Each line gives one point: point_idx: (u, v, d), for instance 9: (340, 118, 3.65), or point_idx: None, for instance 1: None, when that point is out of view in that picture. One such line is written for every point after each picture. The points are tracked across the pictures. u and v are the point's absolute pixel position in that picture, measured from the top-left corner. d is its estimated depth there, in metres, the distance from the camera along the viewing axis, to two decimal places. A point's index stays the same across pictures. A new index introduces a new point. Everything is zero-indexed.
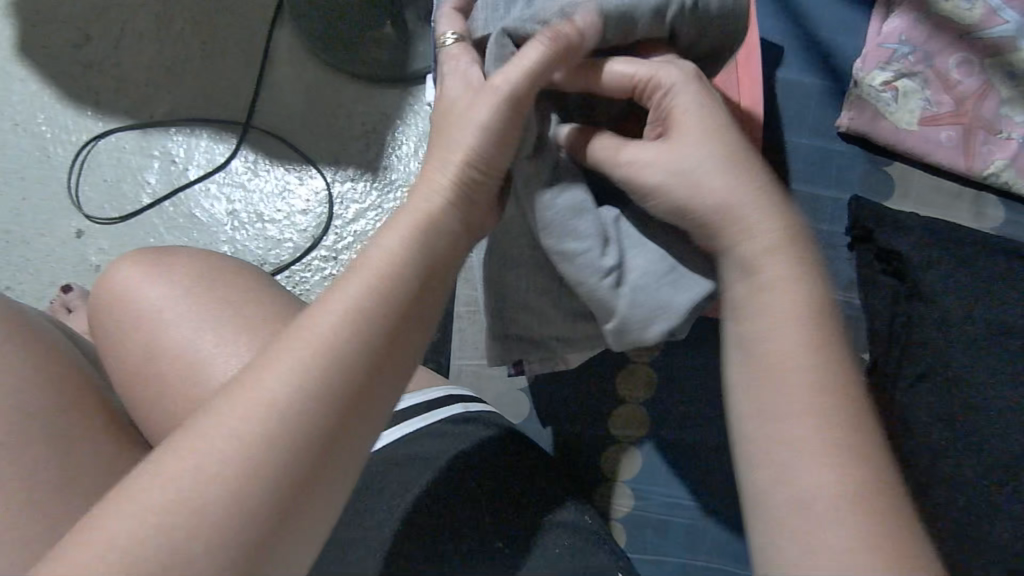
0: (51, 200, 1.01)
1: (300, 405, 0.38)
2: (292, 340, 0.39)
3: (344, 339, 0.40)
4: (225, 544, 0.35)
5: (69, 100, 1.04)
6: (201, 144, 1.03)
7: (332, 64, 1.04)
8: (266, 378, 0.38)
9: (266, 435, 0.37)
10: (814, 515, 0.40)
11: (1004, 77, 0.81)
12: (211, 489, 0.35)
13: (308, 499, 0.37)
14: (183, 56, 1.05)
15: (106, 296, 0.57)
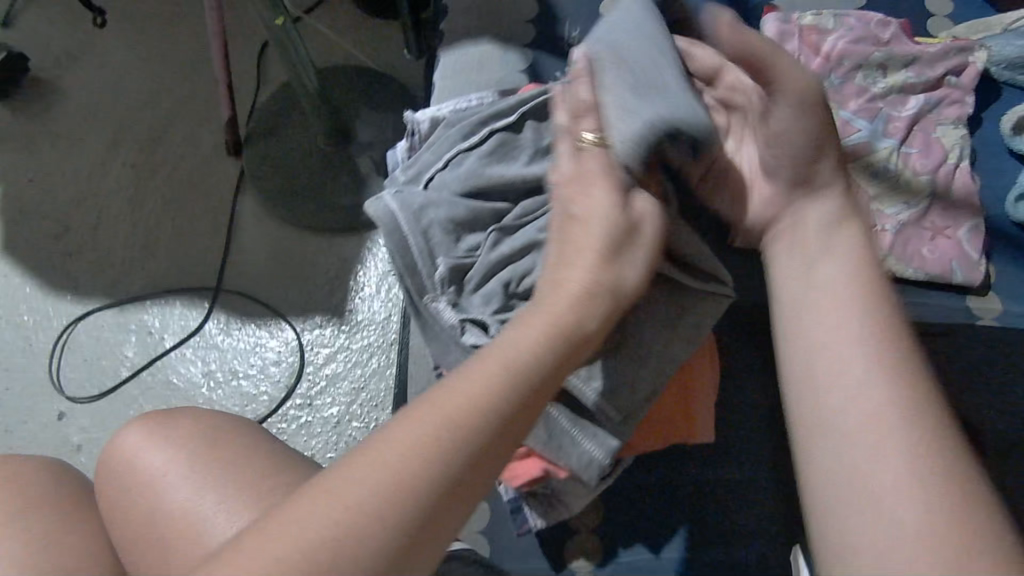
0: (34, 385, 1.04)
1: (404, 491, 0.37)
2: (423, 417, 0.40)
3: (440, 441, 0.39)
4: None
5: (49, 288, 1.10)
6: (175, 312, 1.09)
7: (292, 220, 1.13)
8: (379, 456, 0.38)
9: (357, 519, 0.36)
10: (882, 514, 0.39)
11: (868, 177, 0.63)
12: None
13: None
14: (154, 231, 1.13)
15: (109, 471, 0.64)
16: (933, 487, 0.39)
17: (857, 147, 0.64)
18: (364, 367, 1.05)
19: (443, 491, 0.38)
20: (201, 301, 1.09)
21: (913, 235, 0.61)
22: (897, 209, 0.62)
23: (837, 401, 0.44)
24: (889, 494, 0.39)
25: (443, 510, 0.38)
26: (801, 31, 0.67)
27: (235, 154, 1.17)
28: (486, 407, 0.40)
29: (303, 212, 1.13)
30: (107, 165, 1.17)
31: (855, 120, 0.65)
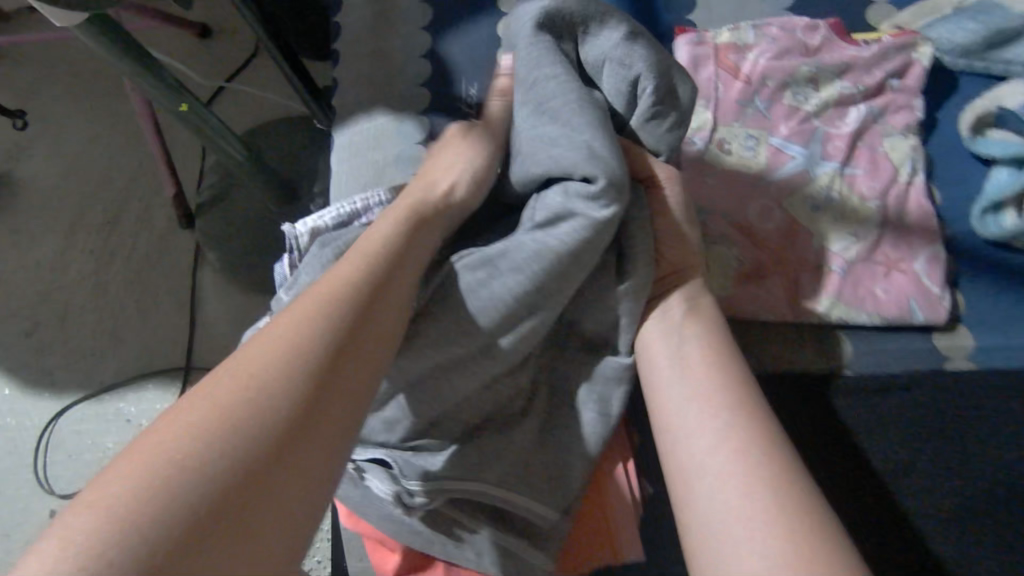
0: (23, 487, 1.05)
1: (236, 431, 0.37)
2: (255, 359, 0.40)
3: (268, 377, 0.39)
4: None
5: (27, 387, 1.10)
6: (150, 395, 1.08)
7: (254, 287, 1.13)
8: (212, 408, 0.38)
9: (179, 460, 0.35)
10: (734, 509, 0.43)
11: (806, 211, 0.56)
12: (99, 535, 0.32)
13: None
14: (120, 315, 1.13)
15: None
16: (769, 486, 0.43)
17: (791, 178, 0.57)
18: None
19: (284, 419, 0.38)
20: (174, 381, 1.08)
21: (863, 274, 0.54)
22: (845, 245, 0.55)
23: (693, 413, 0.48)
24: (737, 498, 0.43)
25: (290, 445, 0.38)
26: (717, 50, 0.59)
27: (188, 225, 1.16)
28: (308, 343, 0.42)
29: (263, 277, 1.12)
30: (68, 254, 1.17)
31: (788, 146, 0.58)
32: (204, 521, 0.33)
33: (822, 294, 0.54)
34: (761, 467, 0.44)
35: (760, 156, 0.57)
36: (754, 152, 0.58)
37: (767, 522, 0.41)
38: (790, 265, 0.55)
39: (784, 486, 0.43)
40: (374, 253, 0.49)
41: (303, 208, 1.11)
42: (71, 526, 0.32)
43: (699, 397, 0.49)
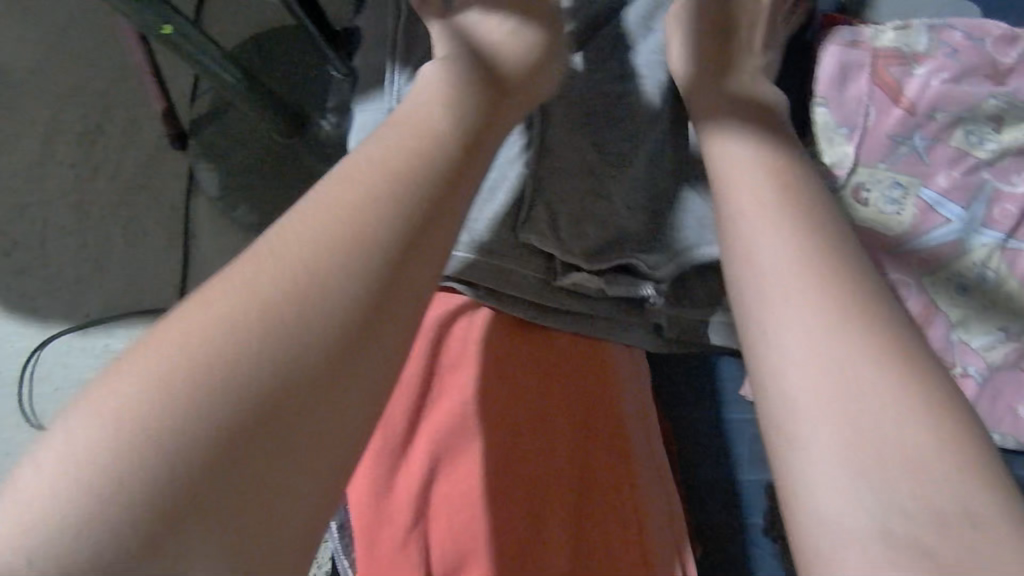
0: (9, 420, 0.99)
1: (303, 303, 0.41)
2: (304, 238, 0.43)
3: (325, 273, 0.42)
4: (155, 447, 0.35)
5: (8, 310, 1.02)
6: (140, 335, 1.00)
7: (253, 226, 0.99)
8: (265, 280, 0.41)
9: (222, 350, 0.39)
10: (868, 404, 0.41)
11: (954, 294, 0.65)
12: (171, 390, 0.37)
13: (244, 458, 0.37)
14: (106, 242, 1.02)
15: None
16: (879, 370, 0.42)
17: (951, 246, 0.65)
18: None
19: (326, 327, 0.41)
20: None
21: (1003, 384, 0.64)
22: (987, 341, 0.65)
23: (792, 319, 0.44)
24: (857, 393, 0.41)
25: (316, 387, 0.40)
26: (875, 59, 0.67)
27: (179, 147, 1.01)
28: (324, 282, 0.42)
29: (268, 217, 0.99)
30: (44, 166, 1.04)
31: (946, 208, 0.66)
32: (242, 411, 0.37)
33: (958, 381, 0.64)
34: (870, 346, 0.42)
35: (910, 218, 0.66)
36: (899, 212, 0.66)
37: (900, 405, 0.41)
38: (936, 346, 0.64)
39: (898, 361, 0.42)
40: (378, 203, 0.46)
41: (315, 131, 0.97)
42: (85, 435, 0.35)
43: (786, 299, 0.45)
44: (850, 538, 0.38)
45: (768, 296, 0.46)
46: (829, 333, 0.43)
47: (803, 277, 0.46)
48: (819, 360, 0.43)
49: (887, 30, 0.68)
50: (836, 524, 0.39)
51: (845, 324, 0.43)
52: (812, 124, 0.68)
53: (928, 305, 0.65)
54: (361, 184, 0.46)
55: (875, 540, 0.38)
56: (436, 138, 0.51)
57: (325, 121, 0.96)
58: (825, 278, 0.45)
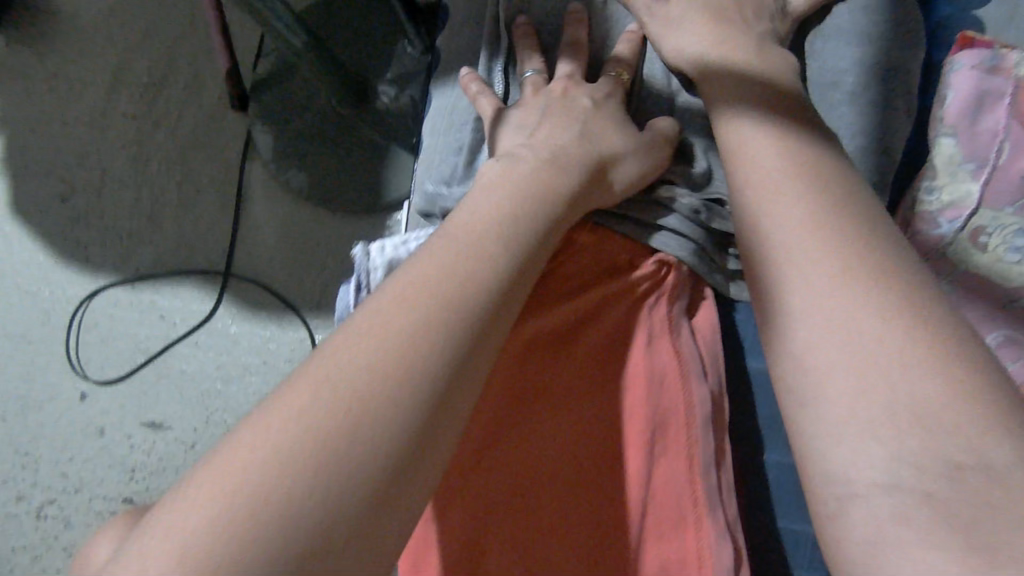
0: (56, 362, 1.02)
1: (431, 328, 0.36)
2: (429, 260, 0.38)
3: (453, 292, 0.37)
4: (295, 506, 0.29)
5: (63, 258, 1.03)
6: (187, 295, 1.00)
7: (306, 198, 0.98)
8: (392, 305, 0.36)
9: (363, 392, 0.33)
10: (909, 382, 0.30)
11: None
12: (294, 439, 0.31)
13: (389, 493, 0.32)
14: (161, 201, 1.02)
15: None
16: (929, 353, 0.30)
17: None
18: None
19: (461, 345, 0.36)
20: (213, 284, 1.00)
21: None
22: None
23: (817, 291, 0.34)
24: (902, 378, 0.30)
25: (410, 459, 0.33)
26: (1019, 88, 0.53)
27: (241, 110, 1.01)
28: (434, 332, 0.35)
29: (321, 189, 0.98)
30: (108, 117, 1.04)
31: None
32: (371, 447, 0.32)
33: None
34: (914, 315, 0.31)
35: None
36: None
37: (944, 395, 0.29)
38: None
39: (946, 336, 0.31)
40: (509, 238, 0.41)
41: (373, 106, 0.95)
42: (189, 518, 0.29)
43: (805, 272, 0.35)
44: (865, 476, 0.29)
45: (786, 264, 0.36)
46: (865, 300, 0.32)
47: (829, 243, 0.35)
48: (846, 309, 0.33)
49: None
50: (839, 459, 0.30)
51: (883, 293, 0.32)
52: (931, 157, 0.54)
53: None
54: (486, 221, 0.41)
55: (893, 472, 0.29)
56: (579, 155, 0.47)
57: (384, 92, 0.94)
58: (851, 237, 0.35)
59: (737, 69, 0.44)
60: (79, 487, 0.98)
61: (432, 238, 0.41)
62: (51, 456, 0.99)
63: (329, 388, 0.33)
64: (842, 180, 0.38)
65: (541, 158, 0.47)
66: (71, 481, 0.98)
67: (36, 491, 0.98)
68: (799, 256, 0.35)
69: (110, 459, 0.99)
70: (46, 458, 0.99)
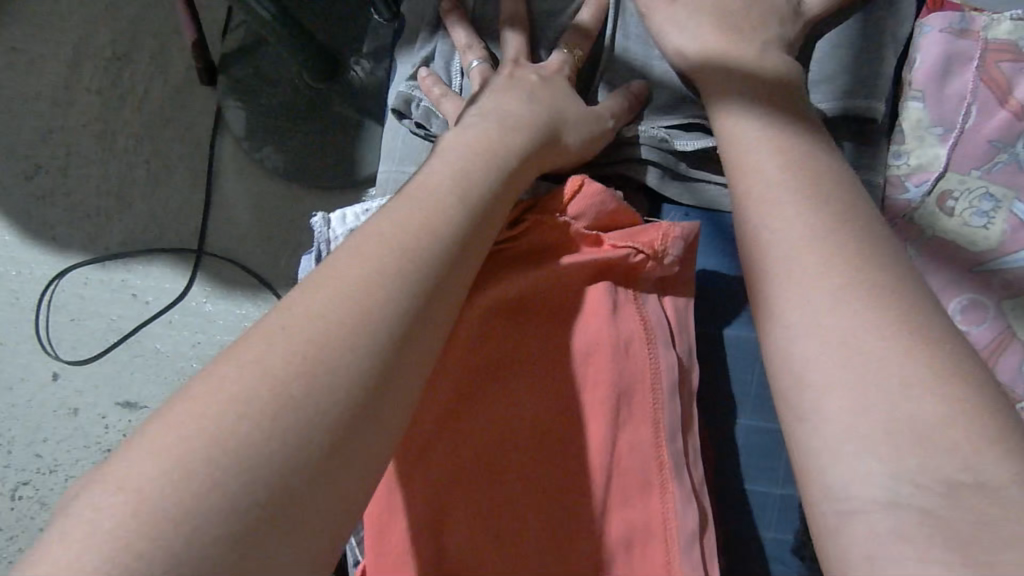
0: (25, 343, 1.00)
1: (344, 333, 0.35)
2: (348, 261, 0.38)
3: (368, 294, 0.37)
4: (197, 518, 0.29)
5: (29, 237, 1.01)
6: (158, 274, 0.99)
7: (280, 175, 0.96)
8: (310, 305, 0.36)
9: (271, 396, 0.32)
10: (916, 400, 0.31)
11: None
12: (198, 448, 0.31)
13: (287, 513, 0.31)
14: (129, 177, 0.99)
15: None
16: (939, 369, 0.32)
17: None
18: None
19: (375, 347, 0.36)
20: (185, 262, 0.98)
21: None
22: None
23: (825, 304, 0.35)
24: (910, 396, 0.32)
25: (314, 471, 0.32)
26: (984, 53, 0.54)
27: (210, 83, 0.97)
28: (350, 333, 0.35)
29: (294, 165, 0.96)
30: (71, 89, 1.01)
31: None
32: (275, 455, 0.31)
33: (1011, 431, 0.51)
34: (920, 329, 0.33)
35: (997, 231, 0.51)
36: (988, 227, 0.52)
37: (948, 412, 0.31)
38: None
39: (953, 358, 0.33)
40: (435, 232, 0.41)
41: (346, 85, 0.93)
42: (112, 502, 0.29)
43: (813, 279, 0.36)
44: (865, 480, 0.31)
45: (798, 277, 0.37)
46: (873, 316, 0.34)
47: (840, 263, 0.36)
48: (851, 327, 0.34)
49: (1001, 20, 0.54)
50: (845, 473, 0.32)
51: (885, 310, 0.34)
52: (900, 123, 0.55)
53: (1001, 334, 0.50)
54: (415, 208, 0.42)
55: (895, 489, 0.31)
56: (504, 143, 0.48)
57: (358, 66, 0.92)
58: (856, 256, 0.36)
59: (713, 61, 0.49)
60: (55, 468, 0.98)
61: (355, 235, 0.40)
62: (24, 437, 0.98)
63: (236, 395, 0.32)
64: (850, 195, 0.40)
65: (473, 137, 0.48)
66: (46, 461, 0.98)
67: (10, 473, 0.98)
68: (798, 260, 0.37)
69: (85, 440, 0.98)
70: (20, 438, 0.99)
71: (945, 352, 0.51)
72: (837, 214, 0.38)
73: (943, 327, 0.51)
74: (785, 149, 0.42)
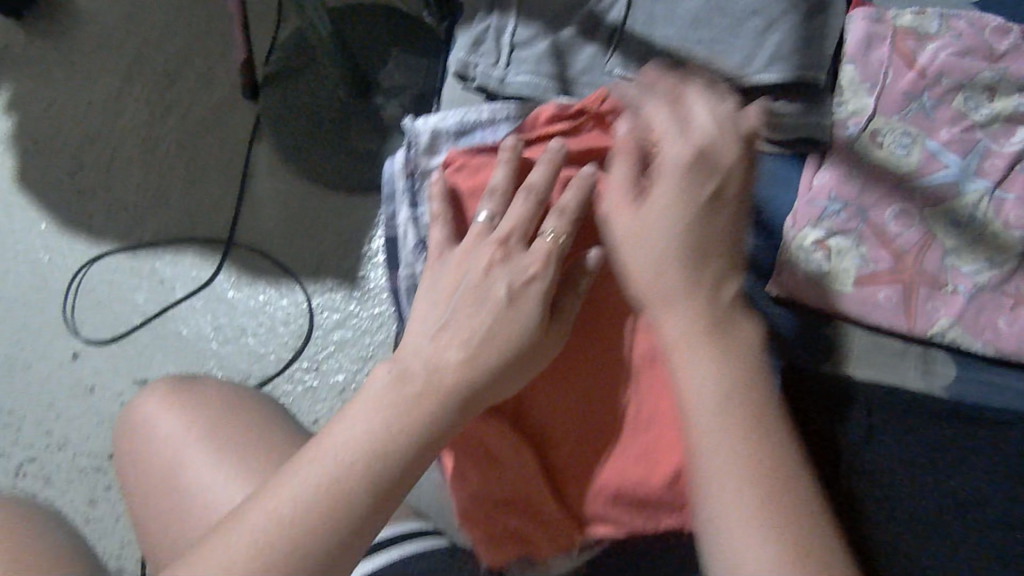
0: (49, 324, 1.05)
1: (452, 369, 0.51)
2: (463, 310, 0.54)
3: (475, 342, 0.52)
4: (333, 504, 0.46)
5: (65, 226, 1.08)
6: (186, 263, 1.06)
7: (311, 177, 1.08)
8: (441, 339, 0.52)
9: (391, 417, 0.49)
10: (732, 482, 0.45)
11: (945, 224, 0.67)
12: (348, 450, 0.48)
13: (390, 495, 0.48)
14: (167, 176, 1.09)
15: (144, 465, 0.72)
16: (750, 453, 0.46)
17: (945, 189, 0.67)
18: (372, 337, 1.03)
19: (464, 392, 0.51)
20: (213, 251, 1.06)
21: (988, 303, 0.65)
22: (975, 269, 0.65)
23: (686, 389, 0.49)
24: (733, 490, 0.45)
25: (416, 459, 0.49)
26: (894, 33, 0.72)
27: (251, 98, 1.10)
28: (461, 371, 0.51)
29: (325, 168, 1.08)
30: (121, 99, 1.12)
31: (942, 155, 0.68)
32: (394, 446, 0.48)
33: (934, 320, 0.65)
34: (738, 408, 0.47)
35: (916, 159, 0.68)
36: (907, 155, 0.69)
37: (747, 495, 0.44)
38: (921, 273, 0.66)
39: (759, 431, 0.47)
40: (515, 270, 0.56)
41: (376, 107, 1.06)
42: (289, 490, 0.46)
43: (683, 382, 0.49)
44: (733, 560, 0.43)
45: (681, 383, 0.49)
46: (717, 403, 0.47)
47: (690, 335, 0.50)
48: (706, 414, 0.47)
49: (905, 12, 0.73)
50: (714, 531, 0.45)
51: (722, 389, 0.48)
52: (838, 81, 0.72)
53: (924, 233, 0.66)
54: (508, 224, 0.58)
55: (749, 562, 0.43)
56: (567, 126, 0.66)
57: (386, 86, 1.05)
58: (705, 337, 0.49)
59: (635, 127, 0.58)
60: (64, 445, 1.01)
61: (459, 265, 0.57)
62: (36, 415, 1.01)
63: (384, 409, 0.49)
64: (712, 257, 0.52)
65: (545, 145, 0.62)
66: (55, 438, 1.01)
67: (18, 449, 1.00)
68: (675, 338, 0.50)
69: (97, 418, 1.02)
70: (31, 415, 1.02)
71: (886, 245, 0.67)
72: (699, 296, 0.51)
73: (883, 226, 0.67)
74: (658, 223, 0.53)
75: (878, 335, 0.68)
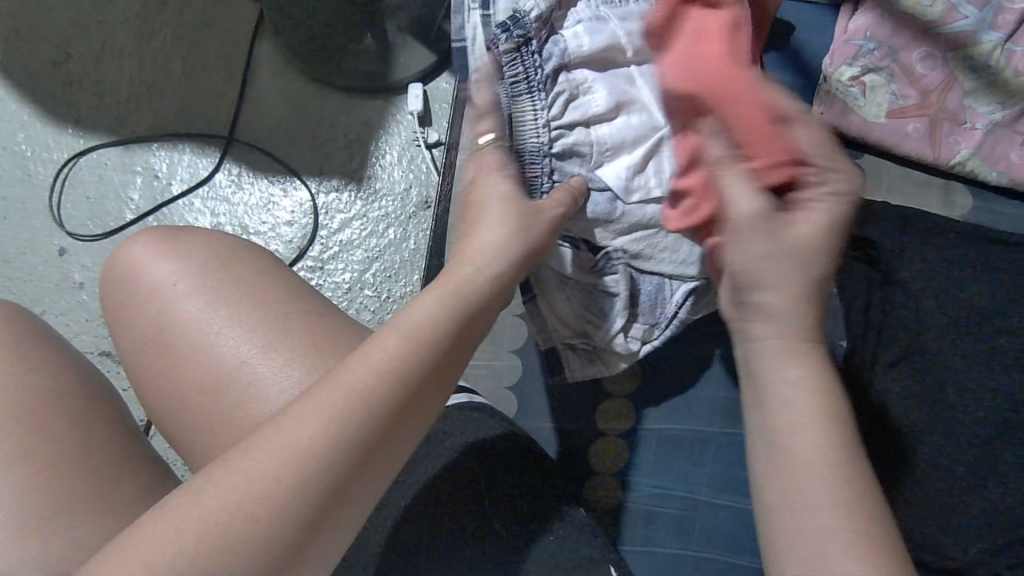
0: (34, 218, 1.00)
1: (335, 445, 0.41)
2: (317, 398, 0.43)
3: (367, 407, 0.43)
4: (255, 530, 0.39)
5: (50, 118, 1.03)
6: (184, 158, 1.03)
7: (312, 76, 1.05)
8: (317, 411, 0.42)
9: (293, 491, 0.40)
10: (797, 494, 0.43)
11: (966, 70, 0.78)
12: (235, 517, 0.39)
13: (333, 514, 0.41)
14: (164, 70, 1.05)
15: (126, 311, 0.60)
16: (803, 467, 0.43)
17: (963, 36, 0.77)
18: (379, 236, 1.03)
19: (395, 410, 0.44)
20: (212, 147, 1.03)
21: (1001, 136, 0.78)
22: (991, 110, 0.78)
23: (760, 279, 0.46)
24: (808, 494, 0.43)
25: (315, 525, 0.41)
26: None
27: None
28: (335, 423, 0.42)
29: (324, 70, 1.04)
30: None
31: (964, 8, 0.77)
32: (308, 531, 0.40)
33: (946, 157, 0.79)
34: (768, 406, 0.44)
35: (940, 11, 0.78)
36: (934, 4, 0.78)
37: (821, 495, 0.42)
38: (944, 112, 0.79)
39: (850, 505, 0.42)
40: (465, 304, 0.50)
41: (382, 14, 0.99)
42: (213, 503, 0.39)
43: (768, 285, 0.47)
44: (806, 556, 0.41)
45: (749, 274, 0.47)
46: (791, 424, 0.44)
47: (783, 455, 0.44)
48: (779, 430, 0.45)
49: None
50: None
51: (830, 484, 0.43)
52: None
53: (947, 75, 0.78)
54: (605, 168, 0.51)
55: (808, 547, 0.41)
56: None
57: None
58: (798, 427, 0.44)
59: None
60: None
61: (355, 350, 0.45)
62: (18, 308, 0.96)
63: (293, 449, 0.41)
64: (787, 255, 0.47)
65: None
66: None
67: None
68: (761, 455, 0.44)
69: (87, 312, 0.97)
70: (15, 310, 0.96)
71: (909, 83, 0.79)
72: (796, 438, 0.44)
73: (913, 68, 0.79)
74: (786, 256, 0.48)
75: (907, 164, 0.82)
